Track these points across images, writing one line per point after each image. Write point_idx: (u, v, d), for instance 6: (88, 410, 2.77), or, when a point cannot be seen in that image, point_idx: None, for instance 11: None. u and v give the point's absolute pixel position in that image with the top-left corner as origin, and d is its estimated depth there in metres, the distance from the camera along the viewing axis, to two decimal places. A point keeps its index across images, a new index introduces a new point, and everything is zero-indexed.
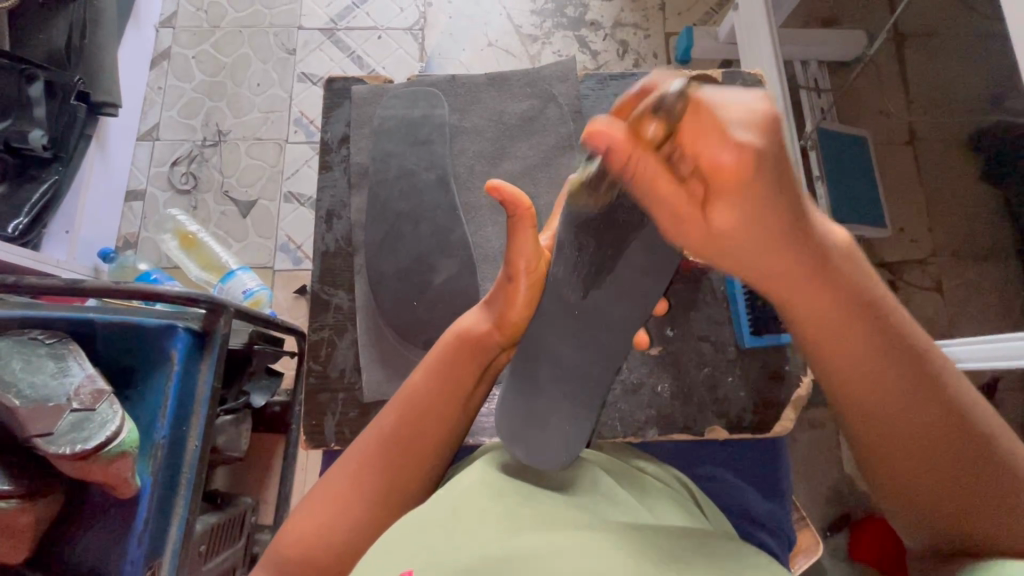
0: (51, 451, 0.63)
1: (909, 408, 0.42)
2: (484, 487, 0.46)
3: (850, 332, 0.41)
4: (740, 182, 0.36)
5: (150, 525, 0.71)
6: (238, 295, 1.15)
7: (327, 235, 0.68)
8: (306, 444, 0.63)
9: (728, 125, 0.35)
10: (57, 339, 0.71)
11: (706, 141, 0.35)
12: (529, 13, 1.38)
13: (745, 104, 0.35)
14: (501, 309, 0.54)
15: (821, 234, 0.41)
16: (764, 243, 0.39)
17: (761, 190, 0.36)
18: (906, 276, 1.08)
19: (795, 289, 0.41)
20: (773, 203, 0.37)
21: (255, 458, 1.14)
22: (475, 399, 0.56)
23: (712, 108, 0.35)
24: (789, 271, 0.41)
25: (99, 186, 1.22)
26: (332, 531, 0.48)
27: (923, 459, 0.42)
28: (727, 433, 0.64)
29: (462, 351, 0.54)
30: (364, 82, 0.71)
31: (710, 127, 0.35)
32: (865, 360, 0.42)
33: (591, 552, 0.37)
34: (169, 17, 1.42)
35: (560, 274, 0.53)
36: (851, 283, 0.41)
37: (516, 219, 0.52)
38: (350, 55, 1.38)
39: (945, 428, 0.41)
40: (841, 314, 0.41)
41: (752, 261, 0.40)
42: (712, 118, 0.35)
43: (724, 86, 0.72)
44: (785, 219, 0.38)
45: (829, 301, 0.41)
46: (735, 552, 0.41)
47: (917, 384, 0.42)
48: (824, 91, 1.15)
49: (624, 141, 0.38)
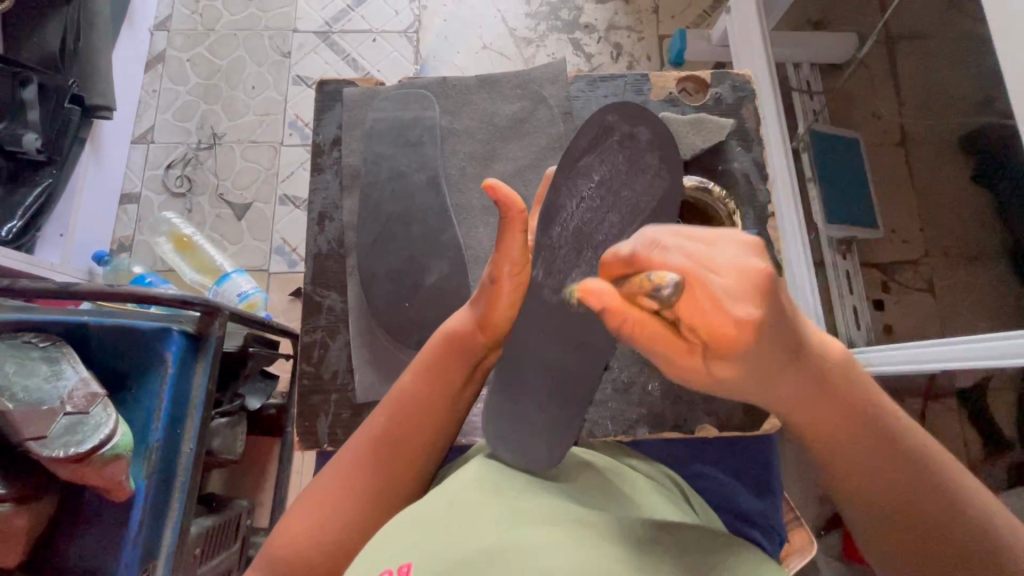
0: (46, 454, 0.64)
1: (899, 494, 0.41)
2: (482, 481, 0.47)
3: (838, 433, 0.41)
4: (752, 339, 0.33)
5: (145, 528, 0.71)
6: (234, 297, 1.15)
7: (320, 236, 0.68)
8: (299, 445, 0.64)
9: (718, 268, 0.33)
10: (51, 342, 0.71)
11: (701, 310, 0.33)
12: (522, 16, 1.39)
13: (732, 260, 0.34)
14: (485, 310, 0.53)
15: (823, 356, 0.40)
16: (775, 375, 0.38)
17: (775, 319, 0.35)
18: (898, 277, 1.12)
19: (793, 407, 0.41)
20: (774, 351, 0.36)
21: (250, 461, 1.14)
22: (463, 400, 0.55)
23: (706, 282, 0.32)
24: (789, 394, 0.40)
25: (94, 189, 1.22)
26: (324, 534, 0.48)
27: (914, 543, 0.42)
28: (718, 431, 0.64)
29: (448, 354, 0.54)
30: (356, 85, 0.71)
31: (712, 301, 0.33)
32: (854, 451, 0.41)
33: (583, 547, 0.38)
34: (164, 20, 1.42)
35: (541, 276, 0.58)
36: (846, 400, 0.41)
37: (507, 222, 0.49)
38: (345, 58, 1.38)
39: (934, 511, 0.41)
40: (838, 413, 0.41)
41: (749, 392, 0.39)
42: (719, 283, 0.33)
43: (713, 87, 0.72)
44: (785, 355, 0.37)
45: (827, 408, 0.41)
46: (720, 547, 0.42)
47: (910, 475, 0.41)
48: (815, 94, 1.24)
49: (615, 301, 0.35)
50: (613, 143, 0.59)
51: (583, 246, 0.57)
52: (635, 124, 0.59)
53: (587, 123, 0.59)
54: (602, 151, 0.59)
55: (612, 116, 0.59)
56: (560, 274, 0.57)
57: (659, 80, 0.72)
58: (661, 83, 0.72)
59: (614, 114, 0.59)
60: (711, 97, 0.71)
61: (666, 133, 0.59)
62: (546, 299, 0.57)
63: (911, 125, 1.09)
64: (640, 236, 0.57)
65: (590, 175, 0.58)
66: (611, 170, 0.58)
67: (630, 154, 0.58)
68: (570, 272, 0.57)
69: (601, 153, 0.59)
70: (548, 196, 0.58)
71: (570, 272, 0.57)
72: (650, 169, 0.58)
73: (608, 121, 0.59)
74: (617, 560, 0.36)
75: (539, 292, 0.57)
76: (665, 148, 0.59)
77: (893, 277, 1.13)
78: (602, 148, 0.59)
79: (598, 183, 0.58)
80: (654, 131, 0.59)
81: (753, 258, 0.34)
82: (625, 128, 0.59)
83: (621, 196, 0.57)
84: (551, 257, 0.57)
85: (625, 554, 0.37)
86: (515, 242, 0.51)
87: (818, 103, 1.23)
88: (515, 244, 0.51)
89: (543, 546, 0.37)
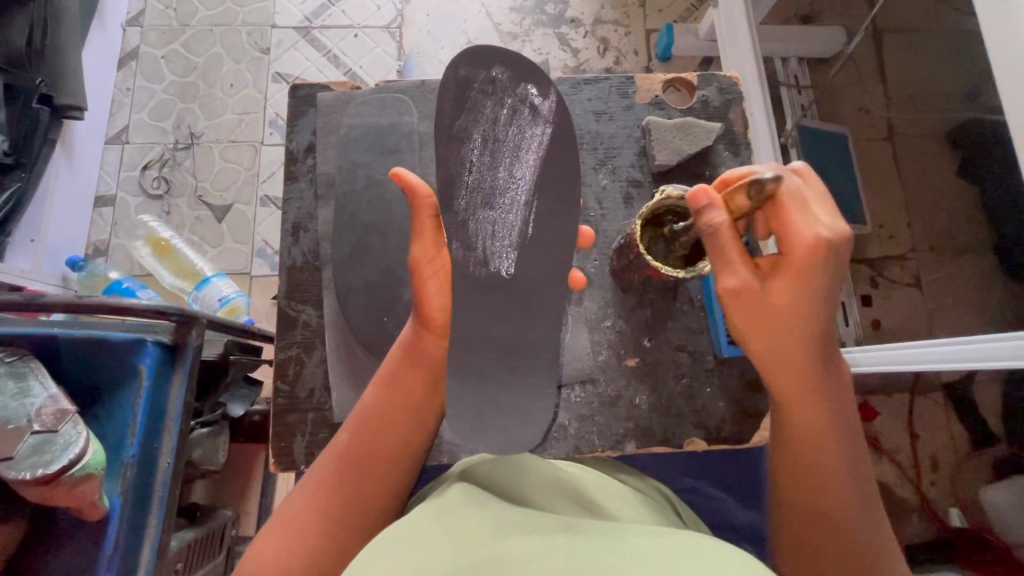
0: (12, 477, 0.62)
1: (828, 480, 0.50)
2: (467, 496, 0.45)
3: (808, 411, 0.49)
4: (808, 259, 0.46)
5: (121, 547, 0.69)
6: (214, 303, 1.12)
7: (294, 247, 0.66)
8: (275, 466, 0.62)
9: (812, 222, 0.46)
10: (18, 357, 0.68)
11: (797, 220, 0.46)
12: (508, 10, 1.36)
13: (827, 220, 0.46)
14: (421, 310, 0.54)
15: (813, 341, 0.47)
16: (818, 331, 0.47)
17: (828, 267, 0.46)
18: (887, 273, 1.07)
19: (796, 372, 0.48)
20: (810, 302, 0.46)
21: (233, 471, 1.12)
22: (428, 413, 0.53)
23: (792, 206, 0.47)
24: (801, 362, 0.48)
25: (67, 193, 1.19)
26: (291, 559, 0.46)
27: (837, 536, 0.49)
28: (706, 444, 0.63)
29: (409, 364, 0.53)
30: (331, 89, 0.69)
31: (796, 207, 0.47)
32: (815, 428, 0.49)
33: (571, 556, 0.36)
34: (136, 15, 1.37)
35: (460, 251, 0.53)
36: (807, 391, 0.48)
37: (415, 205, 0.55)
38: (327, 54, 1.35)
39: (834, 499, 0.50)
40: (810, 389, 0.48)
41: (763, 342, 0.48)
42: (795, 199, 0.47)
43: (699, 90, 0.71)
44: (823, 300, 0.47)
45: (810, 384, 0.48)
46: (717, 550, 0.36)
47: (851, 466, 0.50)
48: (804, 89, 1.16)
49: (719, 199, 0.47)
50: (475, 94, 0.57)
51: (494, 211, 0.56)
52: (489, 66, 0.57)
53: (443, 85, 0.56)
54: (470, 107, 0.57)
55: (464, 68, 0.57)
56: (478, 248, 0.53)
57: (644, 83, 0.70)
58: (646, 85, 0.70)
59: (464, 66, 0.57)
60: (697, 100, 0.70)
61: (523, 62, 0.58)
62: (474, 277, 0.53)
63: (899, 119, 1.12)
64: (544, 177, 0.58)
65: (470, 138, 0.57)
66: (488, 126, 0.57)
67: (501, 100, 0.58)
68: (488, 242, 0.54)
69: (466, 112, 0.57)
70: (437, 174, 0.55)
71: (489, 243, 0.54)
72: (526, 107, 0.58)
73: (461, 75, 0.57)
74: (609, 566, 0.34)
75: (463, 272, 0.53)
76: (531, 81, 0.58)
77: (882, 273, 1.07)
78: (464, 103, 0.57)
79: (480, 142, 0.57)
80: (510, 65, 0.57)
81: (842, 226, 0.46)
82: (480, 74, 0.57)
83: (505, 146, 0.57)
84: (465, 233, 0.54)
85: (617, 560, 0.35)
86: (424, 233, 0.55)
87: (807, 99, 1.16)
88: (425, 238, 0.55)
89: (530, 557, 0.36)
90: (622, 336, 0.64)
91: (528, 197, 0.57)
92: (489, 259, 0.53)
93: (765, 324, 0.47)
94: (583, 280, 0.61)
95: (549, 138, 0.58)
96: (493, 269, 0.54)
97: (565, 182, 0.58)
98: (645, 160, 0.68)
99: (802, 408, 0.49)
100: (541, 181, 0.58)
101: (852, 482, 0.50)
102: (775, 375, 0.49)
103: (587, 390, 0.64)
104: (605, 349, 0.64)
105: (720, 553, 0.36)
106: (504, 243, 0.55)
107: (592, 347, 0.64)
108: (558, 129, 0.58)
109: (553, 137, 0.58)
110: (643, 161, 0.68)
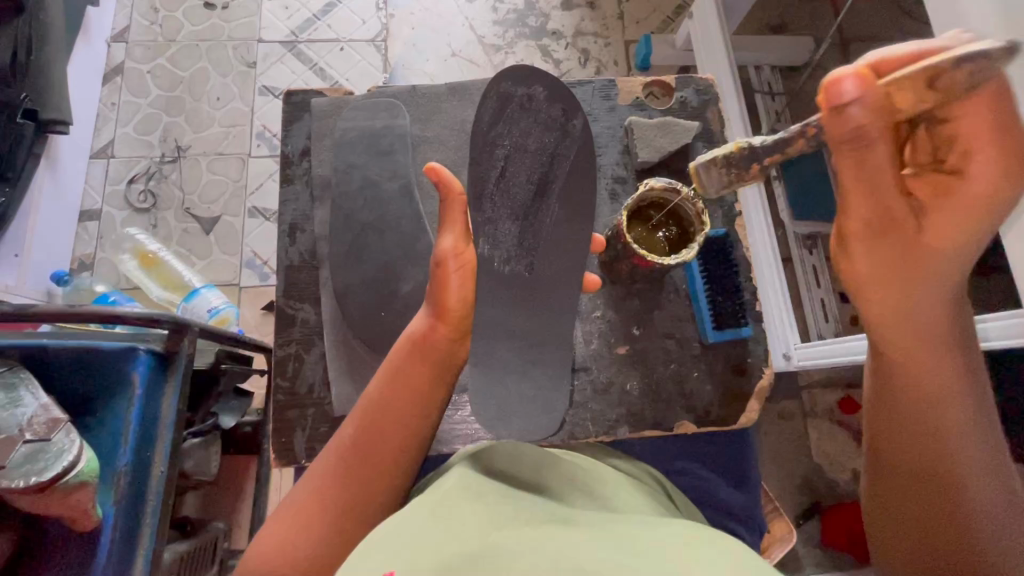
0: (4, 485, 0.60)
1: (946, 445, 0.43)
2: (464, 487, 0.45)
3: (916, 353, 0.45)
4: (982, 187, 0.39)
5: (114, 558, 0.68)
6: (204, 313, 1.12)
7: (291, 248, 0.67)
8: (276, 462, 0.63)
9: (1013, 135, 0.37)
10: (8, 369, 0.68)
11: (986, 132, 0.38)
12: (491, 23, 1.39)
13: None
14: (439, 300, 0.54)
15: (925, 264, 0.44)
16: (915, 262, 0.44)
17: (1013, 197, 0.40)
18: None
19: (888, 298, 0.45)
20: (945, 229, 0.42)
21: (225, 482, 1.11)
22: (436, 404, 0.54)
23: (1011, 103, 0.36)
24: (910, 297, 0.45)
25: (52, 207, 1.18)
26: (295, 549, 0.46)
27: (928, 514, 0.44)
28: (696, 427, 0.65)
29: (416, 358, 0.54)
30: (324, 95, 0.71)
31: (1003, 107, 0.37)
32: (936, 376, 0.44)
33: (564, 550, 0.36)
34: (121, 31, 1.38)
35: (489, 251, 0.58)
36: (929, 329, 0.45)
37: (447, 202, 0.56)
38: (313, 68, 1.37)
39: (960, 473, 0.43)
40: (914, 327, 0.45)
41: (863, 267, 0.46)
42: (1007, 99, 0.36)
43: (678, 92, 0.74)
44: (960, 232, 0.42)
45: (912, 312, 0.45)
46: (712, 542, 0.38)
47: (971, 439, 0.43)
48: (777, 95, 1.23)
49: (868, 105, 0.38)
50: (515, 110, 0.60)
51: (518, 217, 0.60)
52: (529, 85, 0.60)
53: (485, 97, 0.59)
54: (506, 121, 0.60)
55: (507, 84, 0.60)
56: (503, 247, 0.59)
57: (626, 86, 0.73)
58: (628, 88, 0.73)
59: (507, 81, 0.60)
60: (676, 101, 0.73)
61: (560, 84, 0.61)
62: (498, 272, 0.58)
63: None
64: (566, 183, 0.61)
65: (501, 147, 0.60)
66: (521, 137, 0.60)
67: (536, 117, 0.61)
68: (511, 244, 0.59)
69: (505, 121, 0.60)
70: (470, 177, 0.60)
71: (513, 243, 0.59)
72: (557, 126, 0.61)
73: (503, 89, 0.60)
74: (600, 559, 0.35)
75: (489, 268, 0.58)
76: (564, 101, 0.61)
77: None
78: (504, 118, 0.60)
79: (511, 153, 0.60)
80: (548, 86, 0.60)
81: None
82: (522, 91, 0.60)
83: (532, 156, 0.60)
84: (491, 233, 0.59)
85: (613, 555, 0.36)
86: (455, 226, 0.56)
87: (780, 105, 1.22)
88: (454, 233, 0.56)
89: (526, 548, 0.36)
90: (613, 326, 0.67)
91: (550, 205, 0.61)
92: (513, 258, 0.59)
93: (891, 263, 0.44)
94: (596, 284, 0.63)
95: (575, 154, 0.62)
96: (514, 267, 0.59)
97: (583, 191, 0.61)
98: (629, 158, 0.71)
99: (905, 348, 0.45)
100: (563, 188, 0.61)
101: (975, 451, 0.43)
102: (878, 308, 0.46)
103: (581, 379, 0.65)
104: (596, 338, 0.66)
105: (717, 544, 0.38)
106: (525, 244, 0.60)
107: (584, 337, 0.66)
108: (582, 146, 0.62)
109: (576, 152, 0.62)
110: (627, 159, 0.71)
